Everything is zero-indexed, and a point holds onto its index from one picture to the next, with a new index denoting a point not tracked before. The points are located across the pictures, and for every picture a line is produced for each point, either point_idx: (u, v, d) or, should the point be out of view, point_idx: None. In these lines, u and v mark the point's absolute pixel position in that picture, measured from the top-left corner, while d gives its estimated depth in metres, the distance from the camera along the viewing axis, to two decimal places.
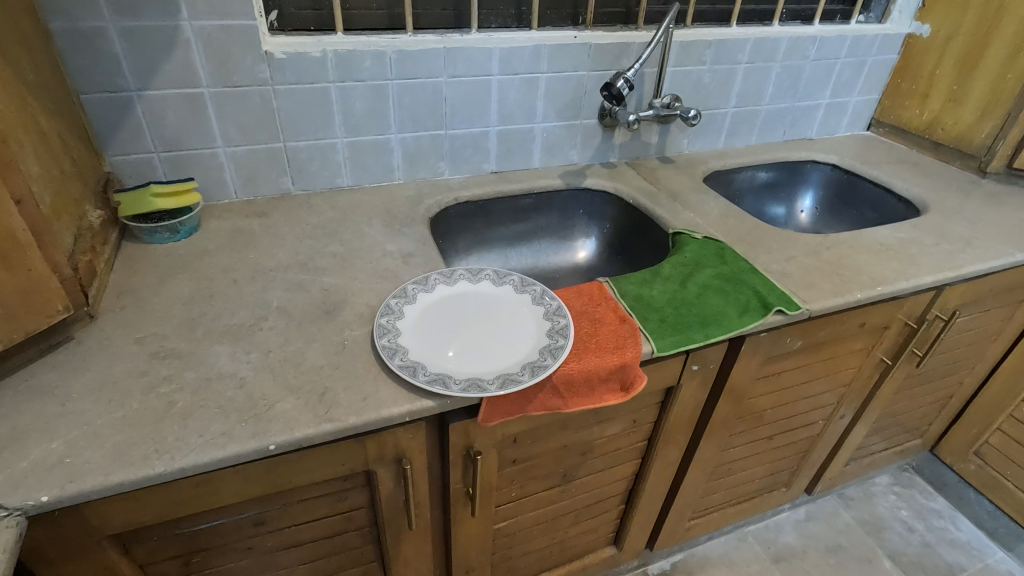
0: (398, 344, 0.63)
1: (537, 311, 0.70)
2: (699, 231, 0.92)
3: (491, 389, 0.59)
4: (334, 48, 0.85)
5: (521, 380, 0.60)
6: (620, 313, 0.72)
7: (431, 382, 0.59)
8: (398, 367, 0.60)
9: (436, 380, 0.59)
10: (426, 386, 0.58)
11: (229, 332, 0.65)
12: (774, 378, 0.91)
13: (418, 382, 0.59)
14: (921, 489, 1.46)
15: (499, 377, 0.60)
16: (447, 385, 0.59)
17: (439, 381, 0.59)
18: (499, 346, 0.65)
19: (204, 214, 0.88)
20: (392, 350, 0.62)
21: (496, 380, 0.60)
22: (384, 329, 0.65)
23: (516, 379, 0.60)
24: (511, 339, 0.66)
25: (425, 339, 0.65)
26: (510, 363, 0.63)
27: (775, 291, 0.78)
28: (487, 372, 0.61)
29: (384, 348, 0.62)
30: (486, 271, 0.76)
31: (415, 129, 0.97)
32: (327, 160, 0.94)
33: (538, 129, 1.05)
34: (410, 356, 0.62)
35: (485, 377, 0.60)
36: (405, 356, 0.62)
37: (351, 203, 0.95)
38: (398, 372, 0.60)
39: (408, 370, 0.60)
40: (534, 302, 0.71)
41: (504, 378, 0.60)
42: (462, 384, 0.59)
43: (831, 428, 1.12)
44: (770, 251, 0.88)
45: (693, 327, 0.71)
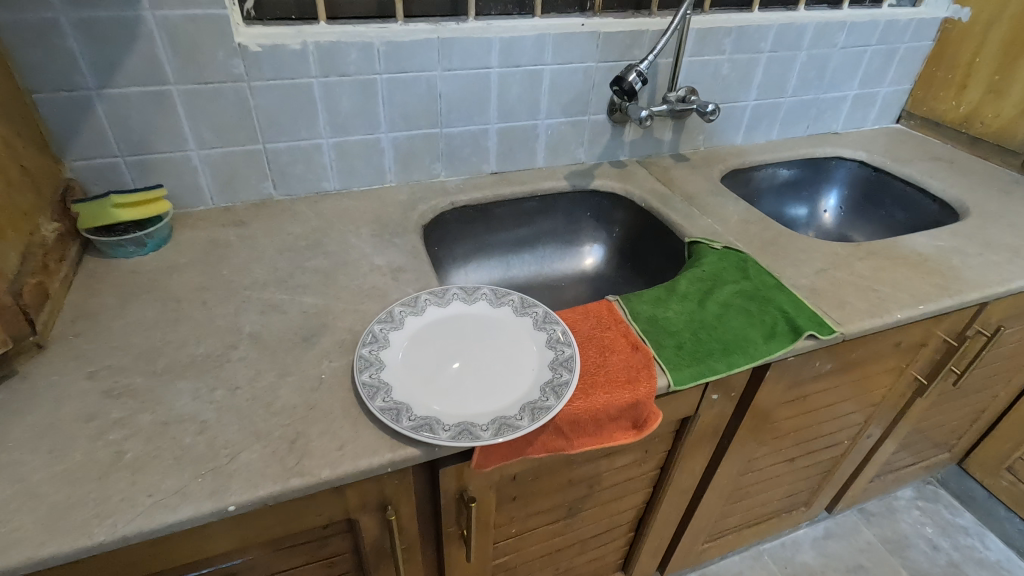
0: (381, 380, 0.56)
1: (540, 337, 0.63)
2: (718, 240, 0.84)
3: (485, 437, 0.51)
4: (316, 40, 0.77)
5: (519, 425, 0.52)
6: (631, 339, 0.64)
7: (416, 428, 0.51)
8: (379, 410, 0.52)
9: (423, 426, 0.52)
10: (411, 433, 0.51)
11: (192, 364, 0.58)
12: (800, 401, 0.83)
13: (401, 428, 0.51)
14: (947, 504, 1.39)
15: (495, 421, 0.53)
16: (435, 432, 0.51)
17: (426, 427, 0.52)
18: (496, 381, 0.58)
19: (177, 223, 0.80)
20: (374, 388, 0.55)
21: (491, 426, 0.52)
22: (366, 362, 0.58)
23: (514, 424, 0.53)
24: (509, 372, 0.59)
25: (412, 371, 0.58)
26: (508, 402, 0.55)
27: (805, 311, 0.70)
28: (481, 414, 0.54)
29: (365, 386, 0.55)
30: (483, 290, 0.68)
31: (407, 128, 0.89)
32: (312, 162, 0.86)
33: (542, 126, 0.97)
34: (394, 395, 0.55)
35: (479, 421, 0.53)
36: (388, 395, 0.54)
37: (338, 209, 0.87)
38: (380, 416, 0.52)
39: (391, 414, 0.53)
40: (536, 327, 0.64)
41: (501, 423, 0.53)
42: (453, 431, 0.52)
43: (857, 447, 1.05)
44: (797, 263, 0.80)
45: (714, 355, 0.63)
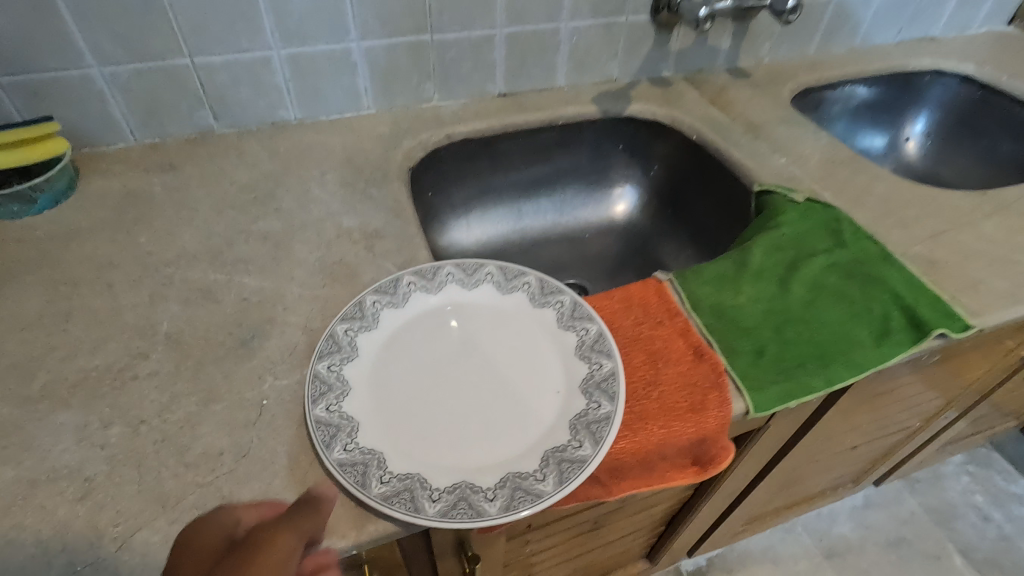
0: (342, 416, 0.39)
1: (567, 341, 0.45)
2: (797, 188, 0.64)
3: (491, 514, 0.35)
4: None
5: (542, 492, 0.36)
6: (692, 340, 0.47)
7: (390, 499, 0.35)
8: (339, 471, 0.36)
9: (401, 495, 0.35)
10: (383, 508, 0.35)
11: (82, 384, 0.42)
12: (886, 395, 0.66)
13: (370, 499, 0.35)
14: (1000, 471, 1.26)
15: (507, 484, 0.36)
16: (419, 506, 0.35)
17: (405, 497, 0.35)
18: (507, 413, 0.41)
19: (86, 168, 0.61)
20: (332, 431, 0.38)
21: (501, 493, 0.36)
22: (322, 384, 0.40)
23: (534, 489, 0.36)
24: (526, 399, 0.42)
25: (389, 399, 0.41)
26: (524, 449, 0.39)
27: (926, 296, 0.52)
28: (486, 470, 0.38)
29: (320, 426, 0.38)
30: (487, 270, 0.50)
31: (385, 34, 0.66)
32: (261, 83, 0.65)
33: (564, 31, 0.74)
34: (362, 440, 0.38)
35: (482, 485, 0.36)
36: (352, 441, 0.38)
37: (299, 146, 0.67)
38: (341, 476, 0.36)
39: (354, 474, 0.36)
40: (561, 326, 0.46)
41: (515, 487, 0.36)
42: (445, 503, 0.35)
43: (927, 428, 0.90)
44: (905, 224, 0.60)
45: (808, 366, 0.46)
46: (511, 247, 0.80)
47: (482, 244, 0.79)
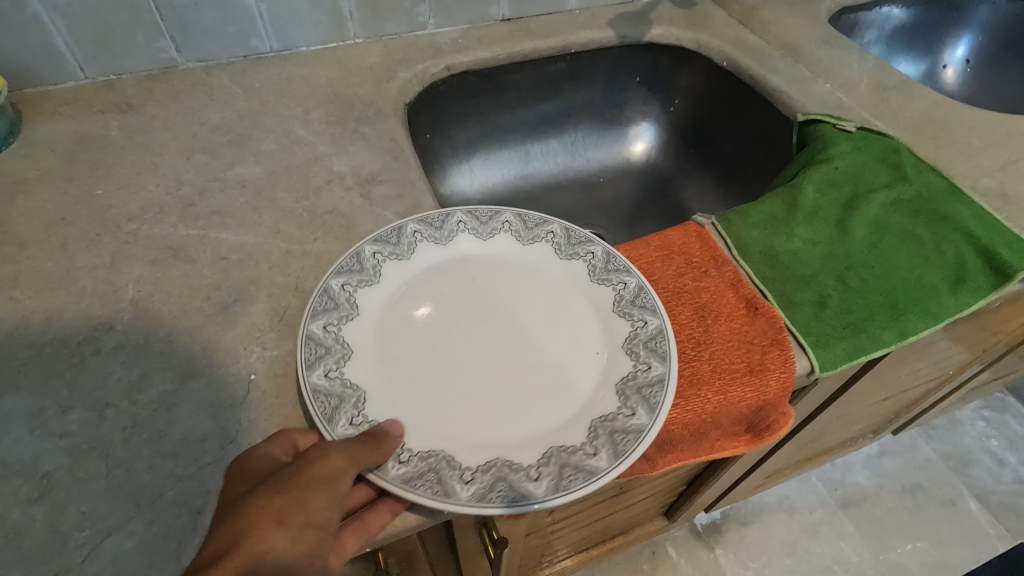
0: (346, 384, 0.33)
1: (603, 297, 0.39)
2: (846, 118, 0.56)
3: (538, 496, 0.29)
4: None
5: (595, 468, 0.30)
6: (743, 292, 0.40)
7: (412, 482, 0.30)
8: None
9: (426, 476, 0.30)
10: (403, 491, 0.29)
11: (34, 362, 0.35)
12: (936, 347, 0.61)
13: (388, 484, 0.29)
14: (1015, 414, 1.24)
15: (552, 460, 0.31)
16: (450, 491, 0.29)
17: (431, 479, 0.30)
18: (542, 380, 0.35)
19: (29, 110, 0.53)
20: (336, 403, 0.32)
21: (547, 471, 0.30)
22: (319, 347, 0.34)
23: (584, 465, 0.30)
24: (562, 362, 0.36)
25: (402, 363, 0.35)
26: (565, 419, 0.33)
27: (1003, 234, 0.45)
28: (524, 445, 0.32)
29: (319, 396, 0.32)
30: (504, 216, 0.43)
31: None
32: (228, 5, 0.56)
33: None
34: (369, 413, 0.32)
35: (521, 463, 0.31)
36: (360, 414, 0.32)
37: (276, 81, 0.58)
38: None
39: None
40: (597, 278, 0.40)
41: (562, 464, 0.31)
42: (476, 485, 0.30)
43: (959, 376, 0.85)
44: (972, 153, 0.53)
45: (877, 317, 0.40)
46: (520, 194, 0.73)
47: (489, 191, 0.71)
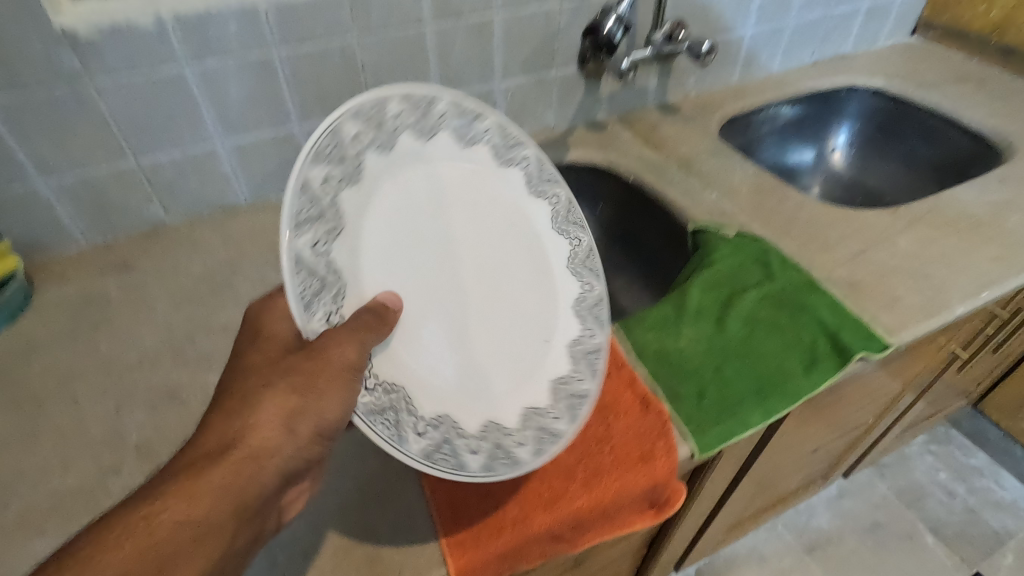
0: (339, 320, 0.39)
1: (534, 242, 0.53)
2: (728, 224, 0.68)
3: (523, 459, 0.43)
4: (173, 9, 0.55)
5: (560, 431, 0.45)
6: (639, 390, 0.50)
7: (433, 454, 0.39)
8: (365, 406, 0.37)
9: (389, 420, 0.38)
10: (428, 468, 0.38)
11: (55, 509, 0.43)
12: (831, 404, 0.71)
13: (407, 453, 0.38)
14: (960, 445, 1.33)
15: (530, 426, 0.45)
16: (463, 462, 0.40)
17: (443, 448, 0.40)
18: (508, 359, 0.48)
19: (40, 277, 0.62)
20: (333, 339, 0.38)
21: (527, 437, 0.44)
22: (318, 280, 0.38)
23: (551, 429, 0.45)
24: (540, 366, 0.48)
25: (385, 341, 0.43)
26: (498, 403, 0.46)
27: (850, 321, 0.56)
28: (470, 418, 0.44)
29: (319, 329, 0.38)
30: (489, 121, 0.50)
31: (325, 114, 0.69)
32: (208, 173, 0.67)
33: (498, 90, 0.77)
34: (376, 372, 0.40)
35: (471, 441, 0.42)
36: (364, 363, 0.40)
37: (251, 229, 0.69)
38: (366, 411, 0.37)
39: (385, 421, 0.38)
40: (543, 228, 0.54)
41: (538, 427, 0.45)
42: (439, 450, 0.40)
43: (881, 421, 0.95)
44: (830, 247, 0.65)
45: (746, 402, 0.49)
46: None
47: None
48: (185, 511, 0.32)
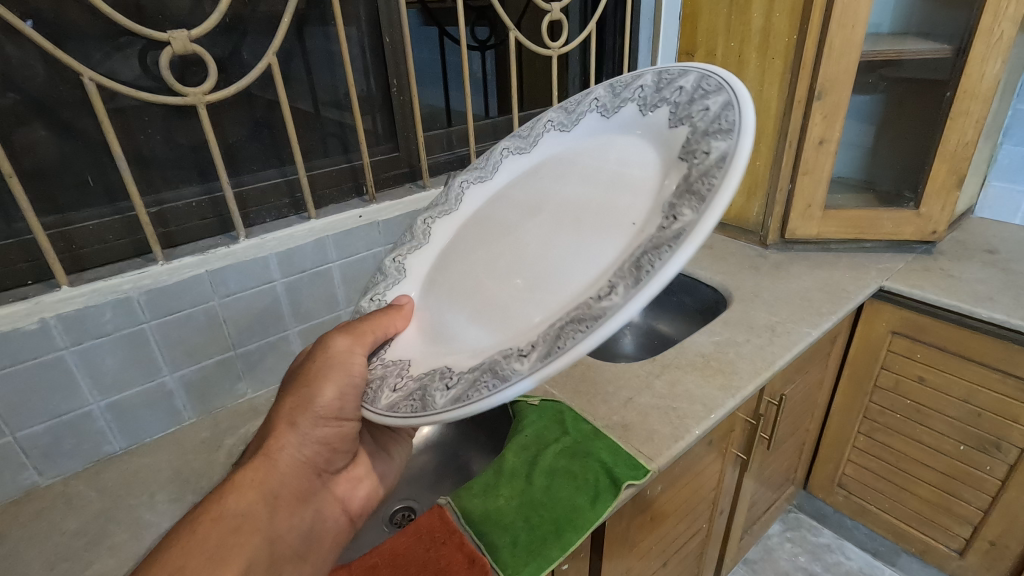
0: (417, 384, 0.53)
1: (707, 116, 0.53)
2: (534, 394, 0.88)
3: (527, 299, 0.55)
4: (57, 311, 0.70)
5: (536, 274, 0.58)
6: (467, 550, 0.63)
7: (399, 404, 0.52)
8: (401, 393, 0.53)
9: (584, 319, 0.45)
10: (390, 416, 0.51)
11: None
12: (646, 520, 0.88)
13: (420, 380, 0.53)
14: (808, 527, 1.54)
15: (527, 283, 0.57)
16: (429, 402, 0.49)
17: (412, 400, 0.51)
18: (604, 219, 0.56)
19: None
20: (412, 407, 0.50)
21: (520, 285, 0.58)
22: (397, 387, 0.54)
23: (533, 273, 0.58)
24: (513, 257, 0.61)
25: (501, 322, 0.55)
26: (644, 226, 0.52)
27: (622, 457, 0.74)
28: (605, 279, 0.49)
29: (396, 406, 0.52)
30: (467, 179, 0.74)
31: (193, 363, 0.82)
32: (84, 431, 0.76)
33: (344, 314, 0.97)
34: (411, 370, 0.56)
35: (581, 298, 0.49)
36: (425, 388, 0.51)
37: (126, 474, 0.77)
38: (399, 392, 0.53)
39: (416, 403, 0.50)
40: (672, 99, 0.59)
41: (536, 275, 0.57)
42: (578, 312, 0.47)
43: (715, 524, 1.12)
44: (608, 398, 0.86)
45: (548, 541, 0.64)
46: None
47: None
48: (225, 514, 0.50)
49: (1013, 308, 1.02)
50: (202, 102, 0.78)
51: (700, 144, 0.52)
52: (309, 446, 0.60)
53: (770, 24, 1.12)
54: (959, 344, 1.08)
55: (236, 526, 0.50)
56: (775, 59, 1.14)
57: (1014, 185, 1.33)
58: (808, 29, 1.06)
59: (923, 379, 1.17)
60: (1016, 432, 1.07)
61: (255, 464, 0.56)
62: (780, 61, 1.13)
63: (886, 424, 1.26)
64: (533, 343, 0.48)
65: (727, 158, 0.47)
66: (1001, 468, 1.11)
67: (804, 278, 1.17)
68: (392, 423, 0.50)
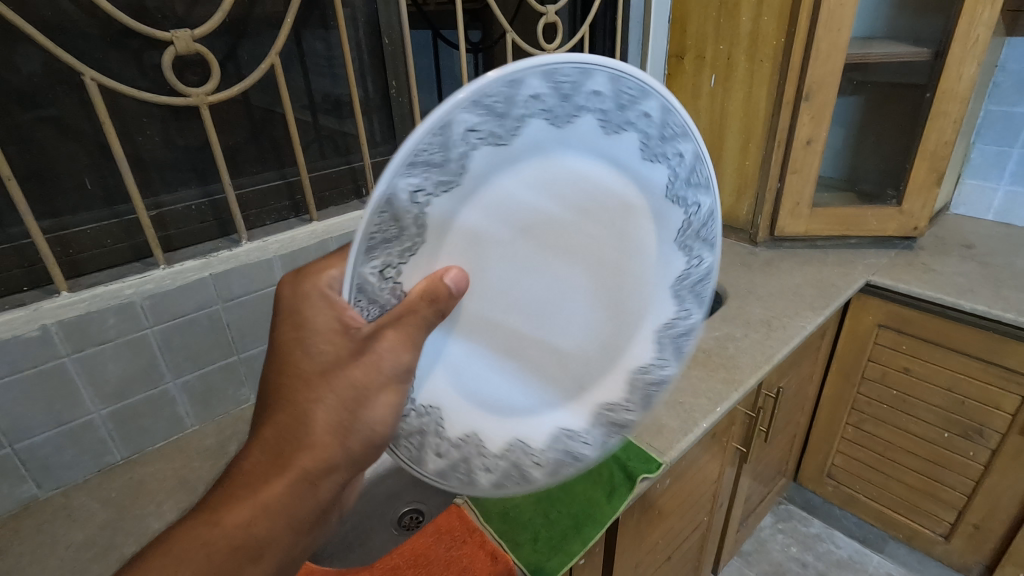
0: (458, 454, 0.60)
1: (699, 217, 0.66)
2: None
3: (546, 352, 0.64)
4: (58, 317, 0.68)
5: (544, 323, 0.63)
6: (489, 547, 0.63)
7: (445, 474, 0.59)
8: (448, 462, 0.59)
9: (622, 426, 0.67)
10: (440, 484, 0.58)
11: None
12: (653, 514, 0.89)
13: (460, 445, 0.60)
14: (799, 518, 1.57)
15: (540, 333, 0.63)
16: (479, 482, 0.60)
17: (460, 474, 0.60)
18: (611, 280, 0.65)
19: None
20: (410, 453, 0.56)
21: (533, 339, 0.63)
22: (441, 453, 0.59)
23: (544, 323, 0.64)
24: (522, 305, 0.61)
25: (529, 375, 0.64)
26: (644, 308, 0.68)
27: (634, 451, 0.75)
28: (619, 357, 0.68)
29: (443, 475, 0.59)
30: (414, 180, 0.45)
31: (197, 368, 0.81)
32: (84, 441, 0.74)
33: None
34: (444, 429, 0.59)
35: (609, 378, 0.68)
36: (467, 463, 0.60)
37: (130, 484, 0.75)
38: (444, 460, 0.59)
39: (464, 477, 0.60)
40: (671, 159, 0.61)
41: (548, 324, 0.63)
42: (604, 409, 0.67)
43: (715, 517, 1.14)
44: None
45: (568, 536, 0.65)
46: None
47: None
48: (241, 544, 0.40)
49: (993, 299, 1.07)
50: (205, 103, 0.76)
51: (693, 240, 0.67)
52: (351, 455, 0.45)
53: (758, 27, 1.15)
54: (943, 335, 1.13)
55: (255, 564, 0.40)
56: (763, 62, 1.17)
57: (986, 183, 1.39)
58: (796, 32, 1.10)
59: (909, 370, 1.21)
60: (998, 419, 1.11)
61: (285, 476, 0.43)
62: (768, 64, 1.16)
63: (874, 414, 1.30)
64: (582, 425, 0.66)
65: (705, 277, 0.69)
66: (984, 453, 1.16)
67: (795, 275, 1.20)
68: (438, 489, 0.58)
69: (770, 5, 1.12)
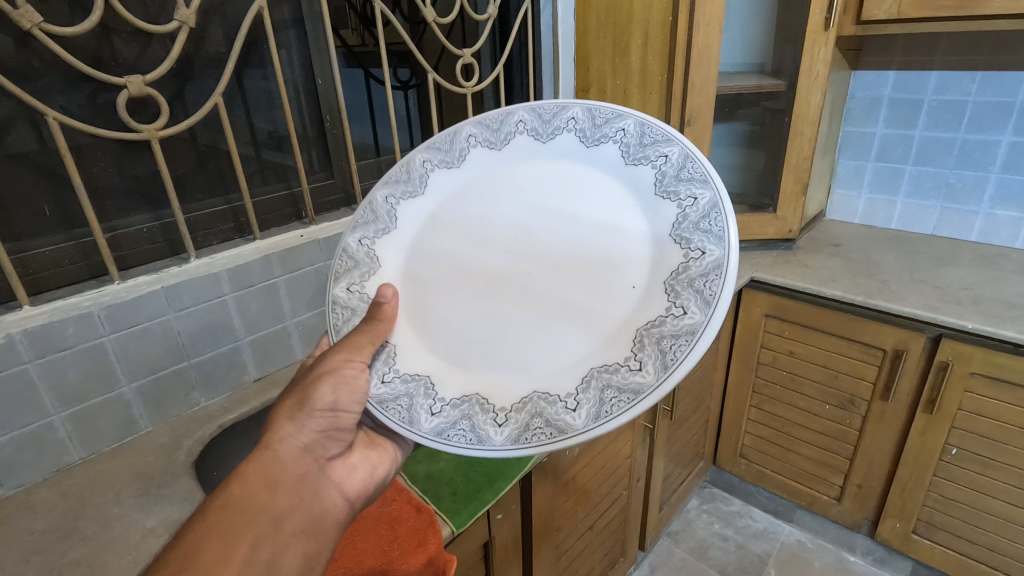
0: (416, 376, 0.64)
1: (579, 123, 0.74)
2: None
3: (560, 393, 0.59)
4: (22, 326, 0.76)
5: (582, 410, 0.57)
6: (415, 502, 0.74)
7: (449, 433, 0.60)
8: (404, 414, 0.61)
9: (618, 391, 0.57)
10: (441, 443, 0.59)
11: None
12: (569, 482, 1.01)
13: (431, 418, 0.61)
14: (720, 498, 1.73)
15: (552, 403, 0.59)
16: (417, 421, 0.61)
17: (399, 407, 0.61)
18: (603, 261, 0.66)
19: None
20: (399, 413, 0.61)
21: (524, 414, 0.59)
22: (407, 403, 0.62)
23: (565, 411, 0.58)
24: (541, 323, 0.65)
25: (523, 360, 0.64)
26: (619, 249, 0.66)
27: None
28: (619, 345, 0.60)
29: (388, 407, 0.61)
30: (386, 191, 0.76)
31: (150, 374, 0.89)
32: (46, 443, 0.81)
33: (291, 325, 1.07)
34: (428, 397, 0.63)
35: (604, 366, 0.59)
36: (426, 396, 0.63)
37: (90, 478, 0.83)
38: (402, 416, 0.61)
39: (403, 408, 0.61)
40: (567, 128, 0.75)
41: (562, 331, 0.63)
42: (608, 370, 0.59)
43: (634, 492, 1.28)
44: None
45: (481, 489, 0.77)
46: None
47: None
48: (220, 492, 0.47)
49: (849, 287, 1.27)
50: (156, 137, 0.87)
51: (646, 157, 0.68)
52: (310, 437, 0.53)
53: (646, 65, 1.35)
54: (815, 320, 1.32)
55: (239, 538, 0.43)
56: (652, 94, 1.37)
57: (852, 192, 1.63)
58: (674, 70, 1.31)
59: (793, 352, 1.40)
60: (864, 388, 1.31)
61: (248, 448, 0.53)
62: (657, 95, 1.36)
63: (772, 395, 1.48)
64: (634, 354, 0.58)
65: (719, 268, 0.57)
66: (857, 419, 1.35)
67: None
68: (442, 449, 0.59)
69: (654, 47, 1.32)
